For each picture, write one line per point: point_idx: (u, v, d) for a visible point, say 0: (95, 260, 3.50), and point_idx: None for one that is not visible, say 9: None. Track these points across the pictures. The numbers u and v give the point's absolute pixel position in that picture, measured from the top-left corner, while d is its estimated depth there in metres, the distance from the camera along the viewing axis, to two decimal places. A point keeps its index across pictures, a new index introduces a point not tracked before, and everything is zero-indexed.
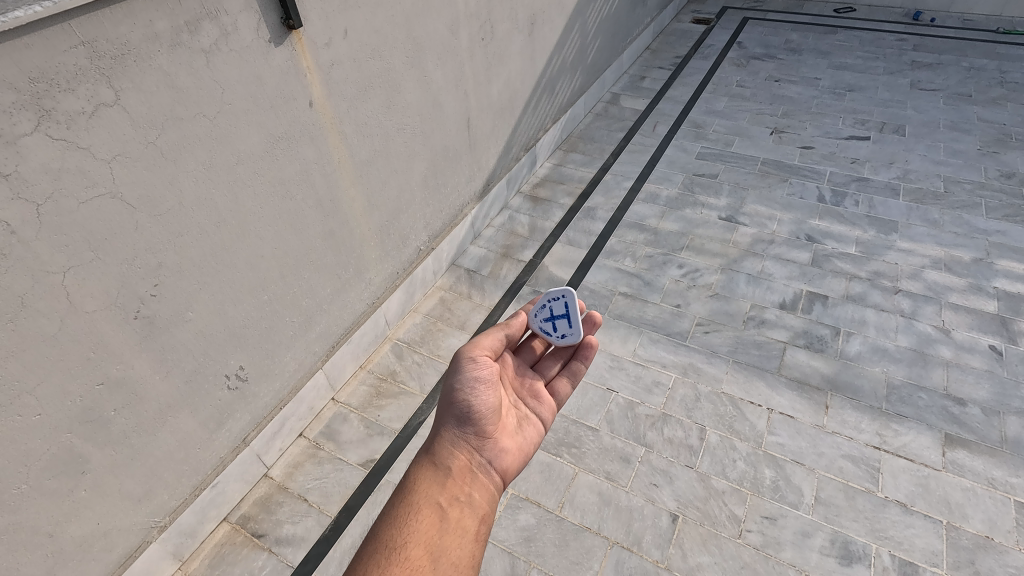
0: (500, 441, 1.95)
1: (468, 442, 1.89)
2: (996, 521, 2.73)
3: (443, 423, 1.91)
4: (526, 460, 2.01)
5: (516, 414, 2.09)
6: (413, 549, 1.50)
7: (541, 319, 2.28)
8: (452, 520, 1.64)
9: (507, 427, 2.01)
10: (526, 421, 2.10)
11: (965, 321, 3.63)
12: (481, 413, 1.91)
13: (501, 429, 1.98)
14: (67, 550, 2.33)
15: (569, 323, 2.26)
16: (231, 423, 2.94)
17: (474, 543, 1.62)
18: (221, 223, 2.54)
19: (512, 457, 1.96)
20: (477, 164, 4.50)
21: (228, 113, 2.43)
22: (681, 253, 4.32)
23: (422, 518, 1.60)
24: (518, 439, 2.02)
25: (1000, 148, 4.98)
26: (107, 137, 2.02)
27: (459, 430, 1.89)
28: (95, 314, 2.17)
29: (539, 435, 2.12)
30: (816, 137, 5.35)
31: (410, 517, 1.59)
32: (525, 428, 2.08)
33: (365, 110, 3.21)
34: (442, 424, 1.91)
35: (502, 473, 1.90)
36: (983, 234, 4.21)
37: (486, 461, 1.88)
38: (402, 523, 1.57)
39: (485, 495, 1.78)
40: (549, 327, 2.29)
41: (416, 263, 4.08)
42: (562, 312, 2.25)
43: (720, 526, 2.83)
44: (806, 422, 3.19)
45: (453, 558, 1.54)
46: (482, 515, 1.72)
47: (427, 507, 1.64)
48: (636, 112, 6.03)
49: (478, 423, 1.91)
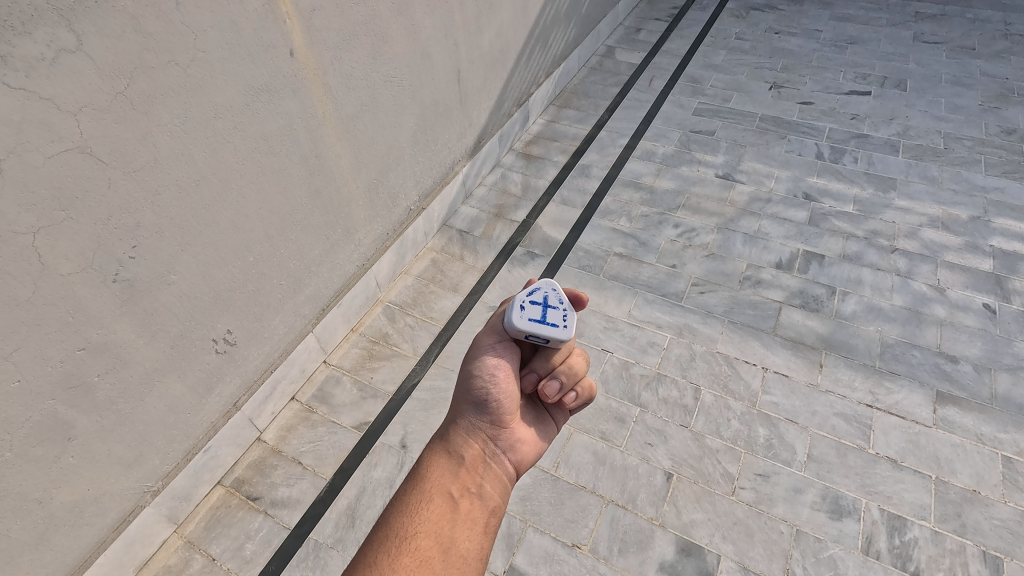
0: (516, 432, 1.85)
1: (484, 432, 1.81)
2: (984, 476, 2.78)
3: (460, 410, 1.85)
4: (543, 452, 1.92)
5: (534, 408, 2.00)
6: (422, 540, 1.44)
7: (552, 295, 1.86)
8: (464, 512, 1.56)
9: (524, 418, 1.93)
10: (543, 418, 2.01)
11: (961, 279, 3.62)
12: (499, 401, 1.81)
13: (519, 420, 1.90)
14: (58, 516, 2.30)
15: (538, 321, 1.81)
16: (221, 387, 2.88)
17: (483, 536, 1.54)
18: (200, 182, 2.41)
19: (528, 448, 1.87)
20: (468, 119, 4.34)
21: (202, 62, 2.28)
22: (677, 213, 4.24)
23: (432, 509, 1.53)
24: (535, 429, 1.93)
25: (1001, 103, 4.88)
26: (70, 86, 1.88)
27: (474, 419, 1.81)
28: (70, 277, 2.07)
29: (552, 432, 2.02)
30: (816, 92, 5.21)
31: (421, 507, 1.53)
32: (542, 422, 1.99)
33: (350, 61, 3.04)
34: (459, 411, 1.84)
35: (516, 463, 1.81)
36: (981, 191, 4.16)
37: (501, 451, 1.80)
38: (412, 512, 1.52)
39: (498, 487, 1.70)
40: (546, 302, 1.85)
41: (406, 224, 3.98)
42: (553, 322, 1.83)
43: (714, 484, 2.85)
44: (800, 381, 3.20)
45: (462, 550, 1.47)
46: (492, 508, 1.63)
47: (439, 497, 1.57)
48: (632, 65, 5.82)
49: (495, 412, 1.82)
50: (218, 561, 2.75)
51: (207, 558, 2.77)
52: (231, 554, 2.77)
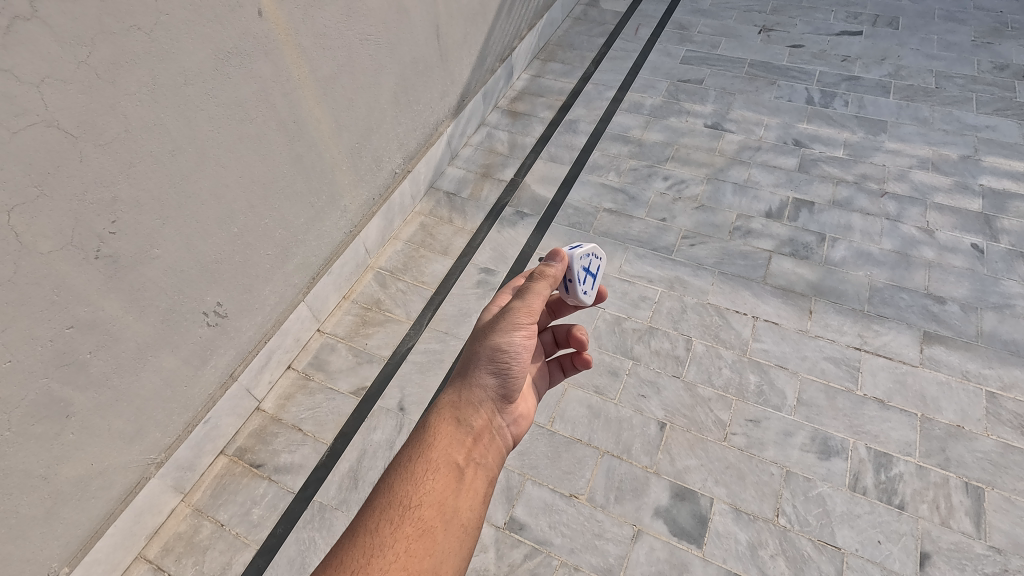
0: (516, 407, 1.92)
1: (489, 405, 1.83)
2: (968, 411, 2.85)
3: (468, 379, 1.83)
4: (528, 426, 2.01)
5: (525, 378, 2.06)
6: (426, 509, 1.48)
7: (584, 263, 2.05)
8: (468, 482, 1.61)
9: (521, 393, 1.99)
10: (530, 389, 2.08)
11: (948, 221, 3.62)
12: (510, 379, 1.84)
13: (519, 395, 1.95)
14: (65, 491, 2.35)
15: (591, 286, 2.16)
16: (216, 358, 2.90)
17: (481, 506, 1.61)
18: (176, 153, 2.36)
19: (521, 423, 1.95)
20: (450, 77, 4.23)
21: (166, 25, 2.19)
22: (666, 165, 4.19)
23: (441, 474, 1.57)
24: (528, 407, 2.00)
25: (995, 38, 4.77)
26: (30, 57, 1.81)
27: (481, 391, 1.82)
28: (51, 255, 2.04)
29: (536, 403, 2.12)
30: (806, 34, 5.07)
31: (429, 472, 1.57)
32: (532, 394, 2.07)
33: (322, 19, 2.93)
34: (467, 380, 1.82)
35: (511, 438, 1.89)
36: (972, 130, 4.12)
37: (499, 425, 1.85)
38: (417, 477, 1.55)
39: (496, 459, 1.77)
40: (583, 276, 2.07)
41: (393, 188, 3.92)
42: (591, 271, 2.16)
43: (706, 431, 2.92)
44: (790, 328, 3.24)
45: (464, 520, 1.53)
46: (490, 479, 1.71)
47: (446, 466, 1.60)
48: (617, 14, 5.64)
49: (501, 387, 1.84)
50: (227, 527, 2.83)
51: (215, 524, 2.84)
52: (239, 520, 2.85)
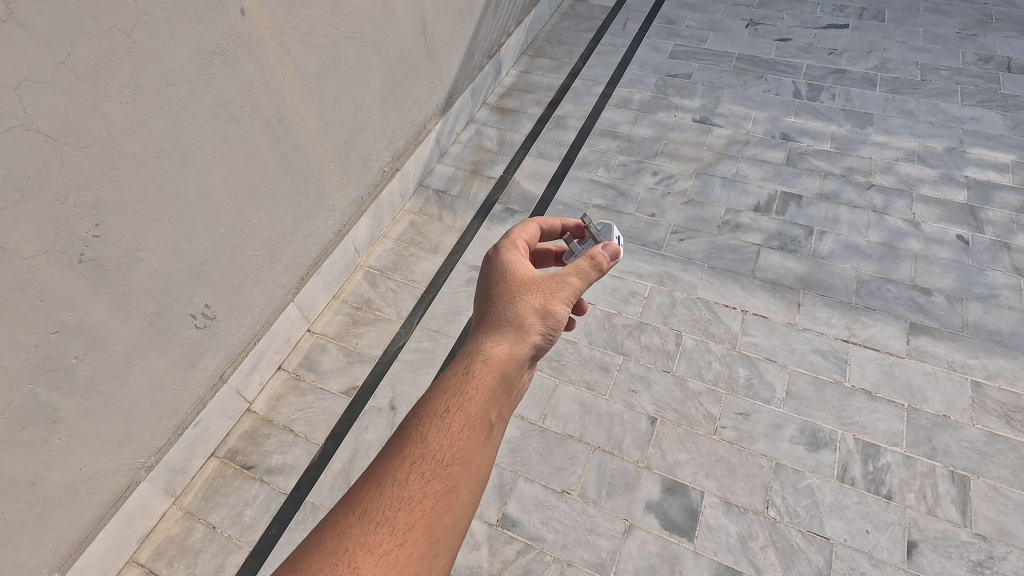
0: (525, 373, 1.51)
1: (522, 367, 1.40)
2: (954, 401, 2.89)
3: (515, 329, 1.36)
4: None
5: None
6: (459, 468, 1.08)
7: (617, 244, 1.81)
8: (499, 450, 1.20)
9: None
10: None
11: (934, 213, 3.65)
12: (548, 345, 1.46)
13: None
14: (53, 497, 2.33)
15: None
16: (205, 361, 2.88)
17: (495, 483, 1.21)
18: (159, 154, 2.34)
19: None
20: (438, 74, 4.21)
21: (147, 25, 2.17)
22: (655, 160, 4.20)
23: (478, 435, 1.13)
24: None
25: (979, 30, 4.80)
26: (8, 59, 1.78)
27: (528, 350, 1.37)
28: (34, 260, 2.02)
29: None
30: (794, 28, 5.08)
31: (462, 420, 1.14)
32: None
33: (306, 17, 2.91)
34: (512, 330, 1.36)
35: None
36: (957, 122, 4.15)
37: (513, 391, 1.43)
38: (449, 424, 1.13)
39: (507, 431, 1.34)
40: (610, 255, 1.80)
41: (382, 186, 3.90)
42: None
43: (696, 425, 2.94)
44: (779, 321, 3.26)
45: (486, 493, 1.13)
46: None
47: (486, 427, 1.17)
48: (605, 9, 5.63)
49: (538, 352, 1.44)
50: (219, 529, 2.82)
51: (207, 527, 2.84)
52: (231, 521, 2.84)
